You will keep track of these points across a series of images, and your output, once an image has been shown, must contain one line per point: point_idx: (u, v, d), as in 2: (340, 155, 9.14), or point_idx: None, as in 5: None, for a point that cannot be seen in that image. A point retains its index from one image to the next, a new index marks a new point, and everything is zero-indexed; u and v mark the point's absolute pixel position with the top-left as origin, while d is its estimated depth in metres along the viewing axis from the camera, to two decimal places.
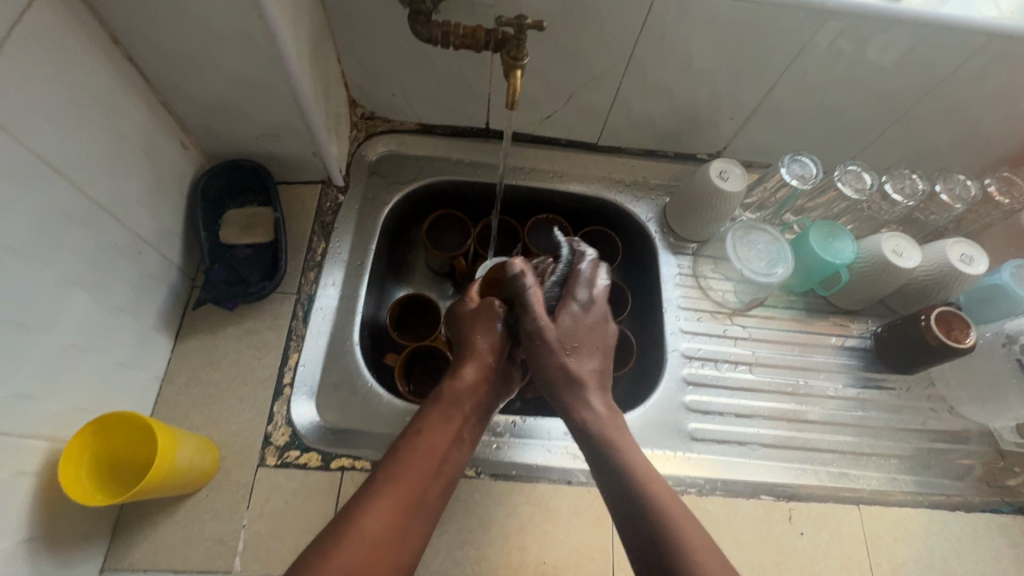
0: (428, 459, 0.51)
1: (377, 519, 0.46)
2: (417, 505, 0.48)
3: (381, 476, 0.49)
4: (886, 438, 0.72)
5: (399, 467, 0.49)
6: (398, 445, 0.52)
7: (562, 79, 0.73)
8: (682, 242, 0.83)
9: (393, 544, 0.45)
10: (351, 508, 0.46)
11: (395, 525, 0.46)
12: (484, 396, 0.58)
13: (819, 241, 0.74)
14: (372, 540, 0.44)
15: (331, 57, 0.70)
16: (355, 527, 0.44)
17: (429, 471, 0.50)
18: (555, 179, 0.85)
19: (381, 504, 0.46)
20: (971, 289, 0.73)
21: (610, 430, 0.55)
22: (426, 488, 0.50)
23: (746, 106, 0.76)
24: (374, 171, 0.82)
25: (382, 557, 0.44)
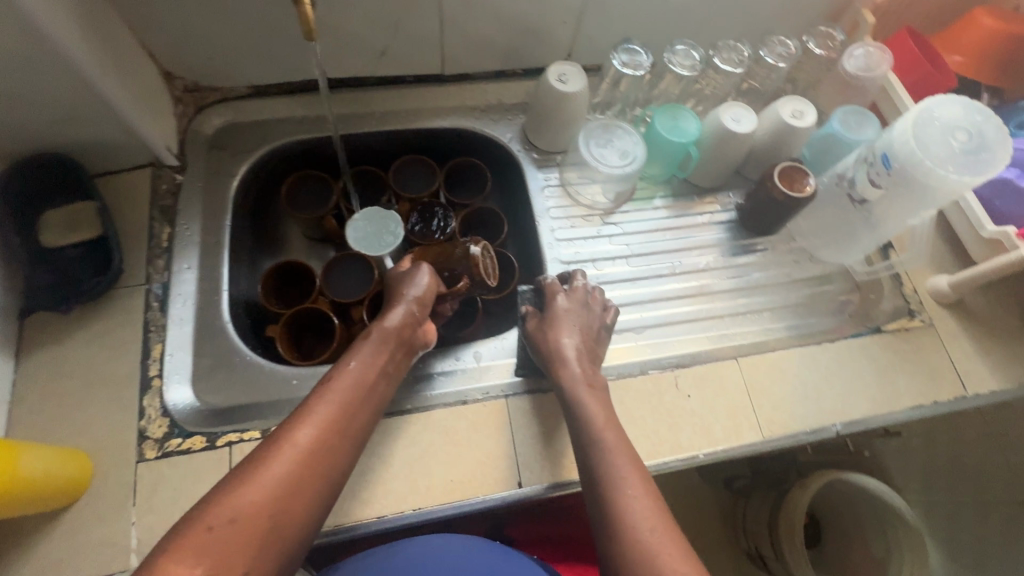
0: (355, 384, 0.54)
1: (307, 432, 0.49)
2: (344, 425, 0.52)
3: (314, 399, 0.52)
4: (758, 296, 0.77)
5: (330, 390, 0.53)
6: (329, 373, 0.55)
7: (380, 8, 0.70)
8: (546, 155, 0.84)
9: (319, 460, 0.49)
10: (286, 425, 0.50)
11: (325, 441, 0.50)
12: (410, 330, 0.61)
13: (665, 125, 0.76)
14: (302, 452, 0.48)
15: (117, 24, 0.64)
16: (289, 441, 0.48)
17: (357, 394, 0.54)
18: (409, 119, 0.83)
19: (313, 421, 0.50)
20: (808, 143, 0.78)
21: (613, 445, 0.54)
22: (352, 412, 0.53)
23: (573, 4, 0.76)
24: (213, 145, 0.77)
25: (310, 469, 0.48)
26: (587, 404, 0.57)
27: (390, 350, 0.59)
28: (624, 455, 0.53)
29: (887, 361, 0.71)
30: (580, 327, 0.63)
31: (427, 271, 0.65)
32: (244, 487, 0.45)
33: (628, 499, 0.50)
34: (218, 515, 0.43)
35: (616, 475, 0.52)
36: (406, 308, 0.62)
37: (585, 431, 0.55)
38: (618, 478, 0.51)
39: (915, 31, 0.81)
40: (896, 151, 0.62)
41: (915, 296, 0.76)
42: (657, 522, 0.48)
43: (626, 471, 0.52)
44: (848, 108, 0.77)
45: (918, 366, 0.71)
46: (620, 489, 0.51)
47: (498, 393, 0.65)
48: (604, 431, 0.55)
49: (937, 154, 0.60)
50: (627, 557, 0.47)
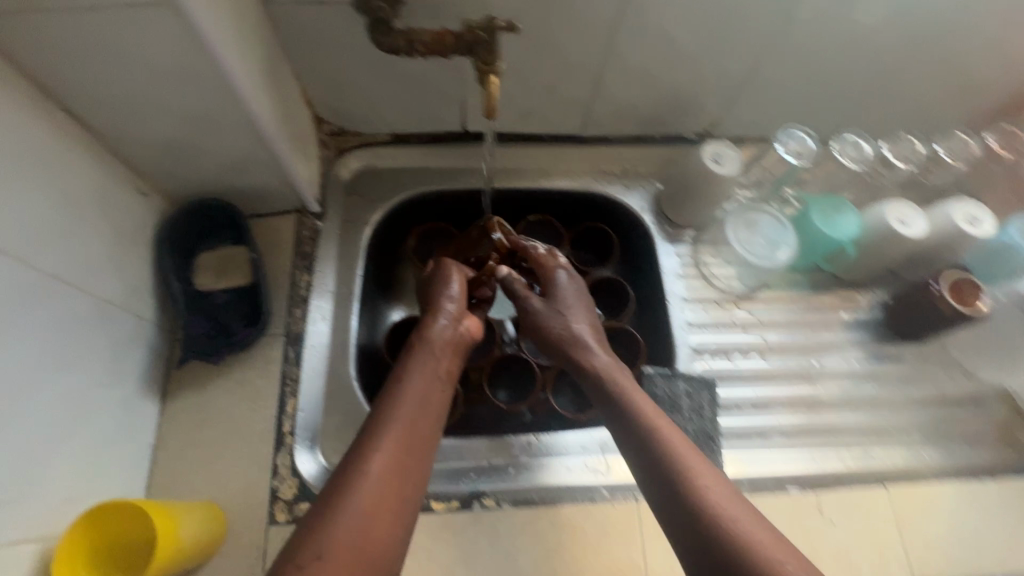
0: (416, 403, 0.55)
1: (379, 456, 0.50)
2: (413, 443, 0.52)
3: (378, 422, 0.53)
4: (903, 412, 0.71)
5: (391, 410, 0.54)
6: (381, 396, 0.56)
7: (539, 73, 0.68)
8: (679, 229, 0.79)
9: (397, 482, 0.49)
10: (354, 456, 0.50)
11: (398, 462, 0.50)
12: (453, 339, 0.64)
13: (823, 218, 0.72)
14: (378, 479, 0.48)
15: (289, 75, 0.64)
16: (362, 469, 0.49)
17: (414, 405, 0.55)
18: (542, 179, 0.81)
19: (382, 445, 0.51)
20: (979, 250, 0.71)
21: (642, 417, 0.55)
22: (418, 426, 0.54)
23: (735, 81, 0.72)
24: (350, 191, 0.77)
25: (391, 492, 0.48)
26: (618, 384, 0.59)
27: (439, 357, 0.61)
28: (674, 432, 0.53)
29: None
30: (585, 308, 0.68)
31: (454, 271, 0.69)
32: (330, 520, 0.45)
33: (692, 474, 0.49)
34: (313, 554, 0.43)
35: (672, 457, 0.51)
36: (446, 318, 0.65)
37: (627, 420, 0.55)
38: (676, 459, 0.51)
39: None
40: None
41: None
42: (727, 496, 0.48)
43: (682, 449, 0.52)
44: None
45: None
46: (679, 466, 0.50)
47: (628, 493, 0.61)
48: (637, 410, 0.55)
49: None
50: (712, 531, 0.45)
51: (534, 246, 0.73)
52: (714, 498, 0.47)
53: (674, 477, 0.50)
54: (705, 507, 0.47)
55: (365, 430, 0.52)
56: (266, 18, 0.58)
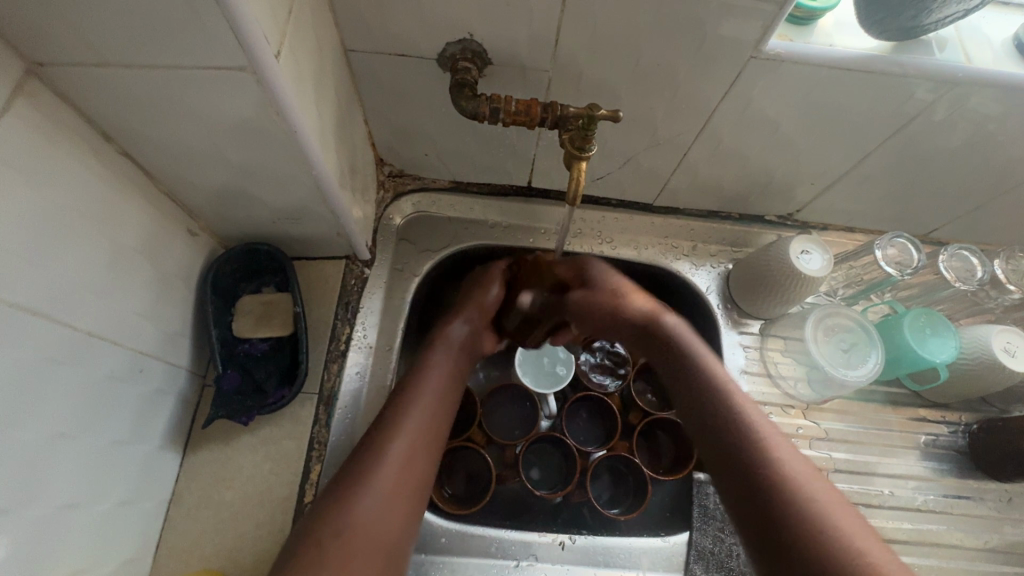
0: (440, 395, 0.54)
1: (396, 446, 0.48)
2: (434, 431, 0.51)
3: (395, 411, 0.51)
4: (980, 561, 0.64)
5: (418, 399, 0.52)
6: (408, 380, 0.54)
7: (620, 143, 0.64)
8: (747, 319, 0.73)
9: (416, 469, 0.48)
10: (375, 440, 0.49)
11: (418, 449, 0.49)
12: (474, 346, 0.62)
13: (915, 334, 0.64)
14: (398, 468, 0.47)
15: (358, 120, 0.61)
16: (386, 455, 0.47)
17: (435, 399, 0.53)
18: (605, 245, 0.75)
19: (405, 432, 0.49)
20: None
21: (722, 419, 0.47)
22: (438, 419, 0.52)
23: (832, 173, 0.66)
24: (402, 237, 0.73)
25: (409, 480, 0.47)
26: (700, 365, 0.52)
27: (457, 356, 0.59)
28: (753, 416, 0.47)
29: None
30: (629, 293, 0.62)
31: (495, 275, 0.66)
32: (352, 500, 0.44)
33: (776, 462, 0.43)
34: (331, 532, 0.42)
35: (750, 439, 0.45)
36: (466, 322, 0.62)
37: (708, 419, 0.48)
38: (758, 442, 0.45)
39: None
40: None
41: None
42: (820, 489, 0.41)
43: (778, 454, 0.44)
44: None
45: None
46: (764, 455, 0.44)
47: None
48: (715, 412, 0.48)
49: None
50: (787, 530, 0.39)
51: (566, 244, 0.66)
52: (800, 484, 0.42)
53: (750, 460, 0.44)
54: (783, 490, 0.41)
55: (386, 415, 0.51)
56: (344, 63, 0.54)
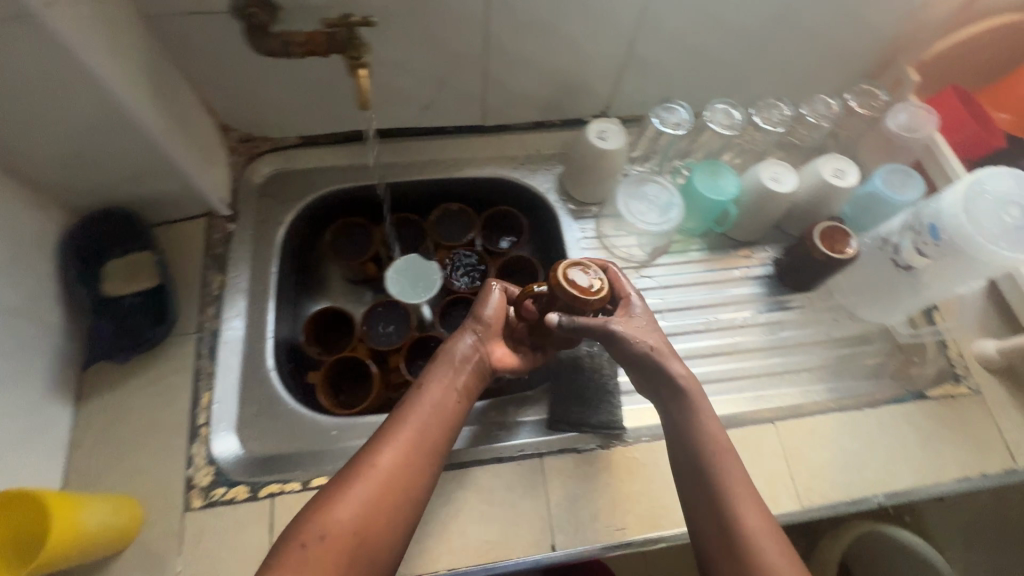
0: (434, 414, 0.56)
1: (385, 458, 0.52)
2: (412, 448, 0.53)
3: (387, 430, 0.54)
4: (797, 355, 0.77)
5: (399, 422, 0.55)
6: (407, 397, 0.57)
7: (427, 67, 0.73)
8: (584, 206, 0.84)
9: (399, 490, 0.51)
10: (372, 444, 0.54)
11: (405, 463, 0.52)
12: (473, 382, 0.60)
13: (704, 183, 0.76)
14: (381, 481, 0.51)
15: (184, 85, 0.68)
16: (365, 477, 0.51)
17: (426, 425, 0.55)
18: (451, 168, 0.85)
19: (392, 448, 0.53)
20: (852, 200, 0.78)
21: (691, 433, 0.56)
22: (427, 439, 0.54)
23: (615, 63, 0.78)
24: (262, 193, 0.80)
25: (385, 495, 0.51)
26: (688, 418, 0.56)
27: (458, 377, 0.59)
28: (730, 462, 0.54)
29: (928, 427, 0.70)
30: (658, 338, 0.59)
31: (494, 288, 0.63)
32: (341, 503, 0.49)
33: (727, 472, 0.54)
34: (315, 529, 0.48)
35: (730, 490, 0.53)
36: (470, 334, 0.62)
37: (689, 447, 0.56)
38: (733, 492, 0.53)
39: (960, 88, 0.78)
40: (945, 222, 0.59)
41: (961, 360, 0.75)
42: (759, 515, 0.52)
43: (734, 477, 0.54)
44: (894, 167, 0.77)
45: (965, 437, 0.70)
46: (732, 504, 0.52)
47: (533, 452, 0.65)
48: (705, 452, 0.55)
49: (988, 229, 0.57)
50: (729, 517, 0.52)
51: (614, 272, 0.62)
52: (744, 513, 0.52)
53: (725, 508, 0.52)
54: (733, 515, 0.52)
55: (386, 430, 0.54)
56: (149, 29, 0.61)
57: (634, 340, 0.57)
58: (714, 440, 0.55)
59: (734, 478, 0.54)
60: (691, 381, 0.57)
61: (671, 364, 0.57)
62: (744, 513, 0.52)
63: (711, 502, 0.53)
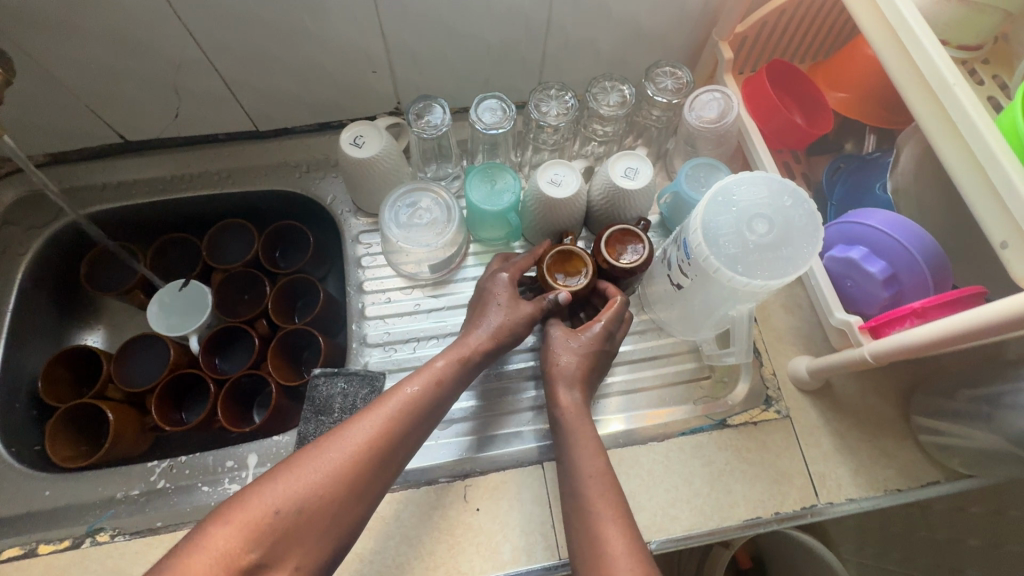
0: (426, 397, 0.52)
1: (363, 429, 0.48)
2: (403, 430, 0.49)
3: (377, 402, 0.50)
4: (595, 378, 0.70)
5: (387, 399, 0.51)
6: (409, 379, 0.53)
7: (145, 73, 0.64)
8: (373, 218, 0.76)
9: (360, 472, 0.46)
10: (355, 419, 0.49)
11: (383, 450, 0.47)
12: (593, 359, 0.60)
13: (478, 193, 0.68)
14: (350, 451, 0.46)
15: None
16: (321, 450, 0.46)
17: (424, 411, 0.51)
18: (225, 181, 0.76)
19: (373, 422, 0.48)
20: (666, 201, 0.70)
21: (573, 438, 0.54)
22: (410, 426, 0.50)
23: (374, 58, 0.68)
24: (4, 222, 0.72)
25: (346, 471, 0.45)
26: (573, 430, 0.55)
27: (461, 365, 0.56)
28: (599, 482, 0.50)
29: (724, 460, 0.62)
30: (591, 367, 0.60)
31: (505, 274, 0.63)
32: (286, 470, 0.44)
33: (607, 495, 0.49)
34: (267, 502, 0.42)
35: (602, 508, 0.48)
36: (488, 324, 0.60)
37: (579, 455, 0.53)
38: (603, 513, 0.48)
39: (777, 64, 0.69)
40: (689, 240, 0.50)
41: (774, 380, 0.67)
42: (627, 541, 0.46)
43: (613, 503, 0.49)
44: (701, 162, 0.68)
45: (763, 469, 0.62)
46: (596, 523, 0.48)
47: None
48: (591, 468, 0.51)
49: (726, 252, 0.48)
50: (591, 540, 0.47)
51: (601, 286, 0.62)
52: (614, 534, 0.46)
53: (598, 529, 0.47)
54: (604, 532, 0.47)
55: (369, 406, 0.50)
56: None
57: (570, 348, 0.59)
58: (599, 461, 0.52)
59: (613, 506, 0.49)
60: (580, 412, 0.57)
61: (561, 389, 0.58)
62: (614, 539, 0.46)
63: (592, 523, 0.48)
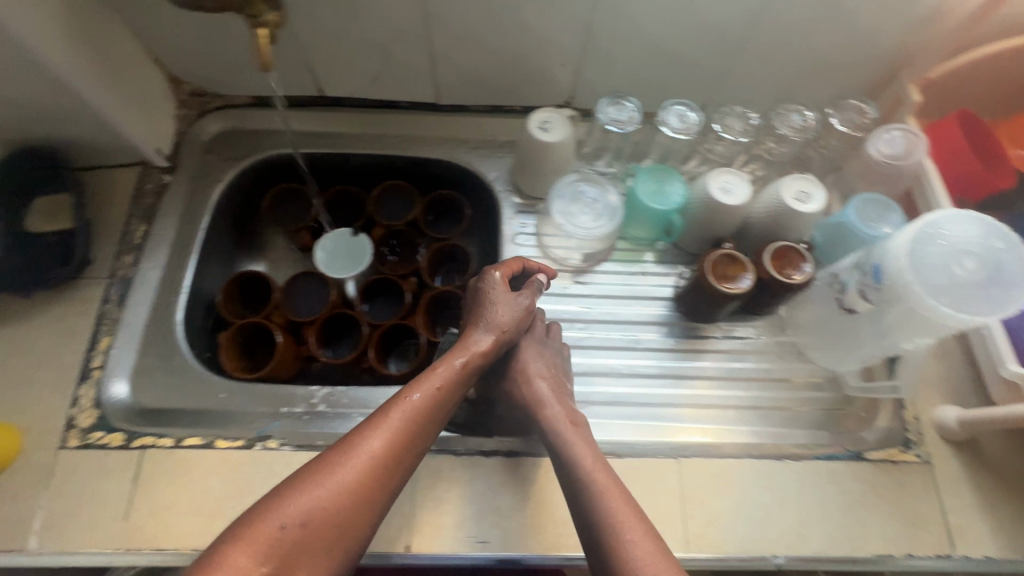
0: (429, 405, 0.53)
1: (376, 441, 0.49)
2: (411, 435, 0.51)
3: (381, 414, 0.51)
4: (728, 389, 0.71)
5: (388, 409, 0.52)
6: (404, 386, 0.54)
7: (368, 35, 0.70)
8: (530, 201, 0.80)
9: (371, 483, 0.47)
10: (360, 428, 0.50)
11: (393, 453, 0.49)
12: (552, 367, 0.64)
13: (646, 190, 0.71)
14: (363, 464, 0.47)
15: (125, 36, 0.68)
16: (306, 473, 0.46)
17: (429, 418, 0.53)
18: (399, 145, 0.82)
19: (383, 434, 0.50)
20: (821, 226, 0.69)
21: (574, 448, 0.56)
22: (419, 432, 0.52)
23: (571, 52, 0.72)
24: (208, 150, 0.80)
25: (359, 485, 0.46)
26: (570, 439, 0.57)
27: (460, 371, 0.57)
28: (617, 492, 0.52)
29: (859, 493, 0.62)
30: (557, 379, 0.64)
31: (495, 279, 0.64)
32: (294, 489, 0.45)
33: (620, 507, 0.50)
34: (274, 519, 0.43)
35: (618, 519, 0.49)
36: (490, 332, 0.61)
37: (580, 467, 0.54)
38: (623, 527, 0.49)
39: (966, 114, 0.69)
40: (887, 265, 0.51)
41: (916, 424, 0.66)
42: (657, 557, 0.47)
43: (634, 515, 0.50)
44: (869, 197, 0.69)
45: (899, 509, 0.61)
46: (614, 528, 0.49)
47: None
48: (601, 479, 0.53)
49: (931, 282, 0.49)
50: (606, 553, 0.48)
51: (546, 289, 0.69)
52: (631, 545, 0.48)
53: (613, 545, 0.48)
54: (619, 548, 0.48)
55: (370, 416, 0.51)
56: None
57: (535, 360, 0.64)
58: (605, 473, 0.54)
59: (634, 517, 0.50)
60: (578, 421, 0.60)
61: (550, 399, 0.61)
62: (631, 548, 0.47)
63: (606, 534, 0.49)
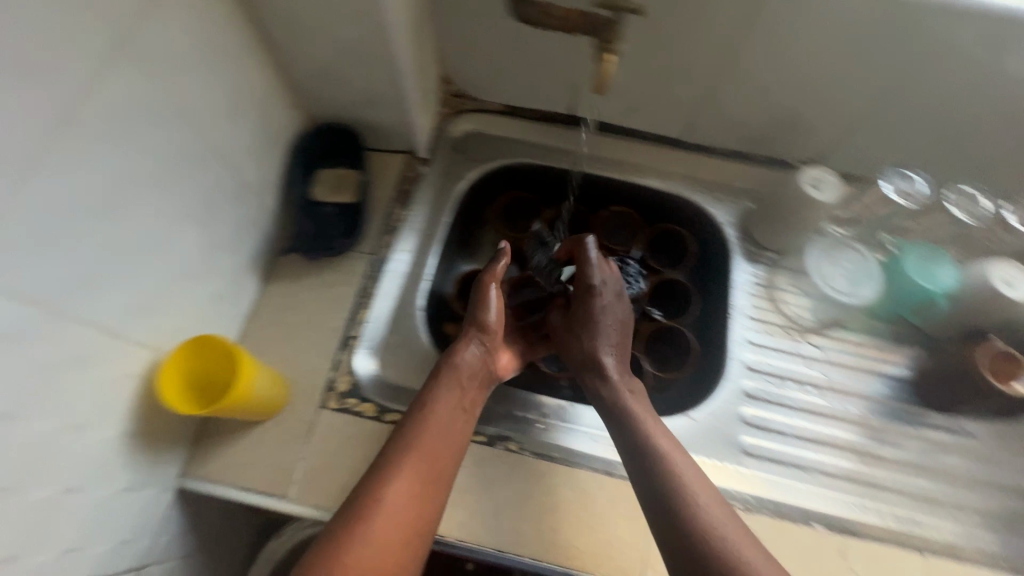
0: (437, 431, 0.57)
1: (394, 483, 0.52)
2: (435, 472, 0.55)
3: (384, 457, 0.55)
4: (969, 491, 0.66)
5: (390, 452, 0.55)
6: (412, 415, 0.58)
7: (652, 67, 0.72)
8: (761, 251, 0.79)
9: (402, 528, 0.51)
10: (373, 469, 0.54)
11: (419, 495, 0.53)
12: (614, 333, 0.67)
13: (914, 265, 0.70)
14: (383, 511, 0.51)
15: (429, 35, 0.73)
16: (377, 513, 0.50)
17: (440, 451, 0.56)
18: (635, 173, 0.82)
19: (395, 477, 0.53)
20: None
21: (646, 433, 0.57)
22: (431, 457, 0.55)
23: (854, 114, 0.71)
24: (454, 147, 0.84)
25: (395, 531, 0.50)
26: (636, 415, 0.59)
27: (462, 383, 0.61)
28: (706, 491, 0.53)
29: None
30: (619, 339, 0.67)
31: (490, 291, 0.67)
32: (358, 531, 0.49)
33: (707, 509, 0.51)
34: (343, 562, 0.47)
35: (696, 509, 0.51)
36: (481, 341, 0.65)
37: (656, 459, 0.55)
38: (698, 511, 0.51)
39: None
40: None
41: None
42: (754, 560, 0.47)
43: (724, 519, 0.50)
44: None
45: None
46: (700, 517, 0.50)
47: None
48: (685, 474, 0.54)
49: None
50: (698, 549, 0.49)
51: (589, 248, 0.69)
52: (727, 544, 0.48)
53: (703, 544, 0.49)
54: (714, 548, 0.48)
55: (388, 453, 0.55)
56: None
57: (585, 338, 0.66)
58: (679, 462, 0.55)
59: (721, 517, 0.50)
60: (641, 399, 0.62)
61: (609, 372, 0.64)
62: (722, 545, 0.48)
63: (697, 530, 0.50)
